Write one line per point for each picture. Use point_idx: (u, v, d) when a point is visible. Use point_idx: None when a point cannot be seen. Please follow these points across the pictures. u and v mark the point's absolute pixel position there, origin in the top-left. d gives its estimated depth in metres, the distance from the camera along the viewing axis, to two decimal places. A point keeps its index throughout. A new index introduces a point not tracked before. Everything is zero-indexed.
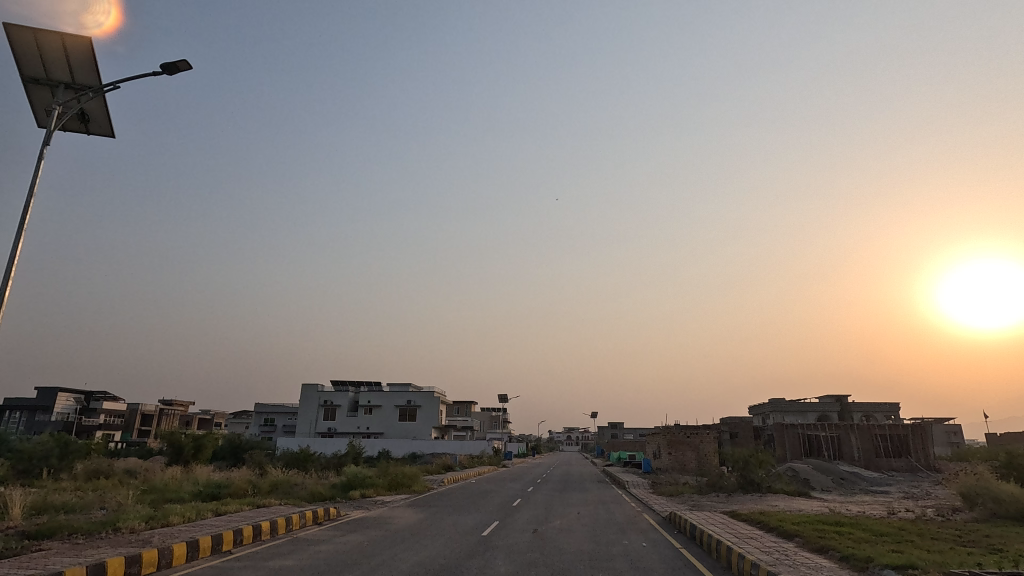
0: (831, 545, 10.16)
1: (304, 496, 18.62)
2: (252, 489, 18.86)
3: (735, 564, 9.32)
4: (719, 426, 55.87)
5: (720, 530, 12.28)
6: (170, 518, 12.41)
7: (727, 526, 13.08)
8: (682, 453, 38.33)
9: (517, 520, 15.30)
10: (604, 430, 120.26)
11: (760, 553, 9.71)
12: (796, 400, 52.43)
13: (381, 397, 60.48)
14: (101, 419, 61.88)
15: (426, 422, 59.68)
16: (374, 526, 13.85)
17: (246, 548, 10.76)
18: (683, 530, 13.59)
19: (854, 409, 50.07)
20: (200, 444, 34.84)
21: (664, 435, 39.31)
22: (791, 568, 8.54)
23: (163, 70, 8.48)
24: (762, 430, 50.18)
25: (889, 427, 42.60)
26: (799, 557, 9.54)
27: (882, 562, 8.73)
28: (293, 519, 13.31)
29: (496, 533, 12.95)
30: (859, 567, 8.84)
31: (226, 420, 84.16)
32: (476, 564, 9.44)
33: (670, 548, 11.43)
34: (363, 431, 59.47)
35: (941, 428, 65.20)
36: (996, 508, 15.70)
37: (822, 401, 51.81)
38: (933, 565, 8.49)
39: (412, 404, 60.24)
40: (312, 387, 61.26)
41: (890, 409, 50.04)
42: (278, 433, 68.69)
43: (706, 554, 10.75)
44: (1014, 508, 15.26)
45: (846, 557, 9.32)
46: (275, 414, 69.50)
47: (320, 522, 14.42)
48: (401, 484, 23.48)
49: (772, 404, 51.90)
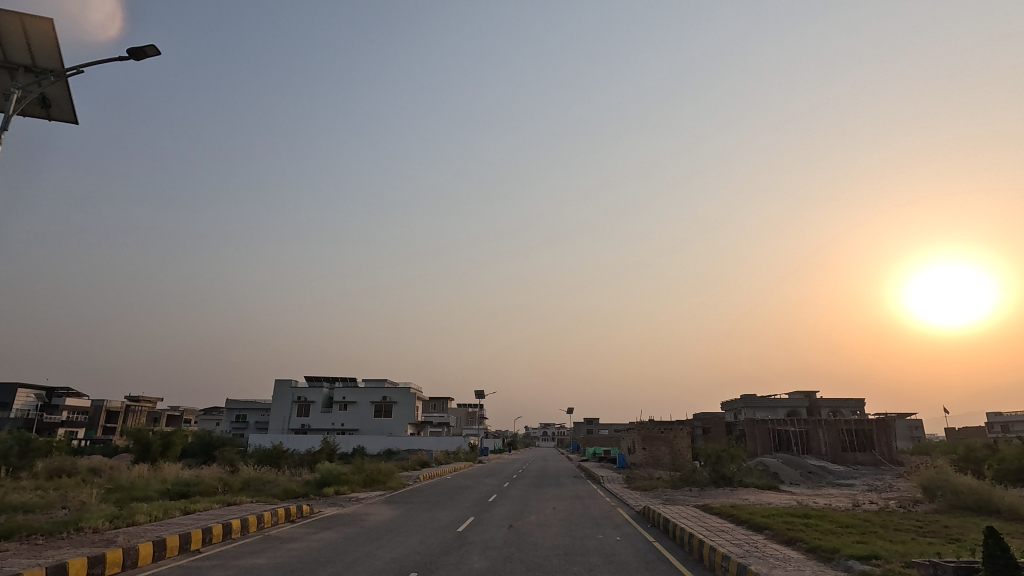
0: (799, 538, 10.40)
1: (277, 494, 18.31)
2: (223, 487, 18.46)
3: (706, 557, 9.47)
4: (692, 422, 56.84)
5: (693, 524, 12.48)
6: (135, 518, 12.03)
7: (699, 519, 13.30)
8: (656, 449, 38.75)
9: (493, 517, 15.26)
10: (579, 425, 121.24)
11: (731, 546, 9.88)
12: (767, 397, 53.64)
13: (357, 393, 59.89)
14: (64, 415, 59.96)
15: (402, 418, 59.31)
16: (349, 524, 13.69)
17: (215, 547, 10.52)
18: (656, 525, 13.74)
19: (822, 405, 51.40)
20: (169, 442, 34.04)
21: (640, 431, 39.79)
22: (761, 561, 8.71)
23: (130, 55, 8.19)
24: (734, 426, 51.13)
25: (855, 422, 43.90)
26: (768, 550, 9.72)
27: (848, 553, 8.97)
28: (264, 517, 13.08)
29: (470, 529, 12.88)
30: (826, 558, 9.08)
31: (196, 417, 82.28)
32: (451, 561, 9.39)
33: (644, 541, 11.55)
34: (337, 428, 58.73)
35: (904, 424, 67.53)
36: (955, 499, 16.29)
37: (792, 396, 53.07)
38: (896, 556, 8.76)
39: (388, 400, 59.76)
40: (286, 383, 60.39)
41: (856, 405, 51.52)
42: (250, 430, 67.43)
43: (679, 547, 10.92)
44: (972, 500, 15.86)
45: (813, 548, 9.55)
46: (247, 410, 68.18)
47: (293, 520, 14.22)
48: (376, 481, 23.30)
49: (744, 399, 52.99)
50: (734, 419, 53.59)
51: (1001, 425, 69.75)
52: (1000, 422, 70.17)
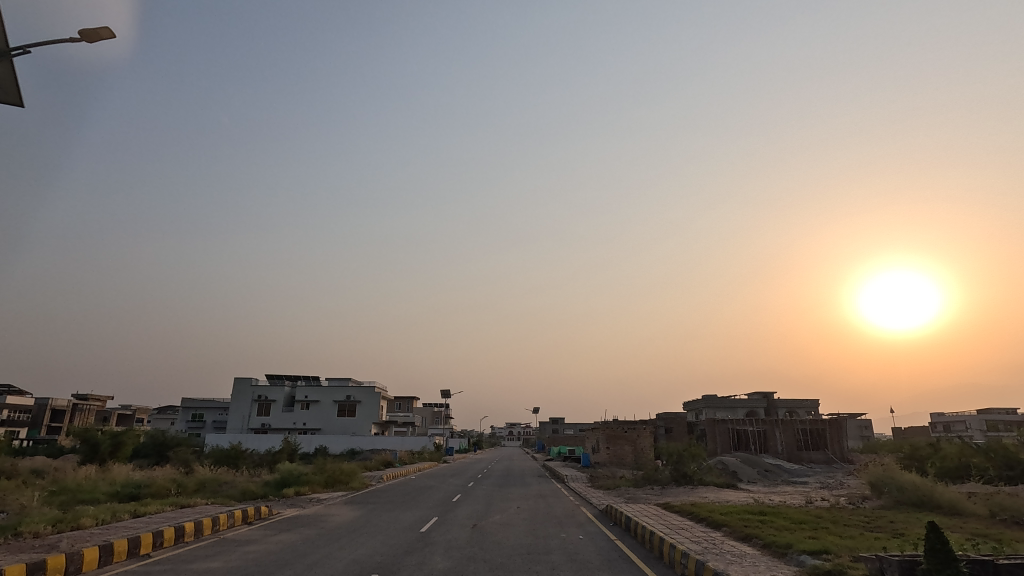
0: (755, 534, 10.72)
1: (233, 495, 17.78)
2: (176, 488, 17.82)
3: (667, 554, 9.62)
4: (655, 421, 57.82)
5: (654, 521, 12.70)
6: (80, 521, 11.50)
7: (659, 517, 13.55)
8: (619, 448, 39.26)
9: (457, 516, 15.17)
10: (545, 425, 121.81)
11: (691, 543, 10.08)
12: (727, 397, 55.04)
13: (320, 392, 58.74)
14: (4, 415, 56.88)
15: (366, 418, 58.46)
16: (309, 525, 13.42)
17: (166, 551, 10.14)
18: (618, 523, 13.91)
19: (779, 406, 53.09)
20: (119, 442, 32.67)
21: (604, 430, 40.26)
22: (719, 557, 8.92)
23: (82, 37, 7.80)
24: (695, 426, 52.27)
25: (809, 422, 45.50)
26: (725, 546, 9.98)
27: (800, 548, 9.29)
28: (220, 519, 12.66)
29: (433, 529, 12.78)
30: (780, 553, 9.38)
31: (149, 416, 79.21)
32: (414, 561, 9.30)
33: (606, 539, 11.69)
34: (299, 428, 57.44)
35: (855, 424, 70.40)
36: (900, 495, 17.05)
37: (751, 397, 54.63)
38: (844, 550, 9.13)
39: (352, 399, 58.81)
40: (245, 381, 58.74)
41: (810, 406, 53.40)
42: (207, 429, 65.32)
43: (640, 545, 11.08)
44: (916, 495, 16.64)
45: (767, 544, 9.85)
46: (204, 409, 66.01)
47: (250, 521, 13.82)
48: (338, 481, 22.91)
49: (705, 399, 54.31)
50: (695, 419, 54.80)
51: (943, 425, 73.37)
52: (942, 422, 73.86)
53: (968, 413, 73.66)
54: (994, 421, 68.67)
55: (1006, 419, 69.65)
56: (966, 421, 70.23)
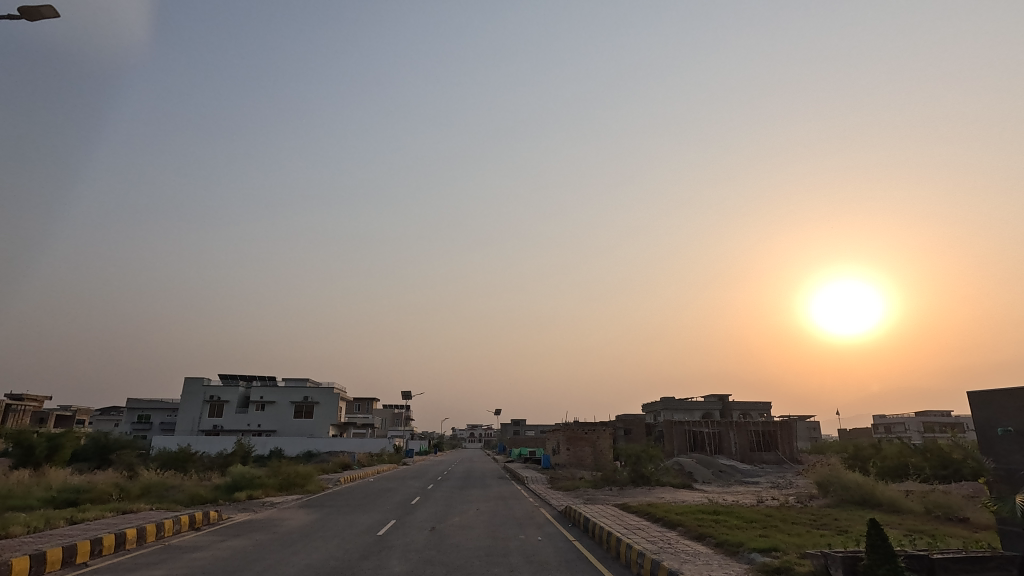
0: (708, 533, 10.98)
1: (181, 500, 17.05)
2: (118, 493, 16.96)
3: (623, 554, 9.76)
4: (615, 423, 58.62)
5: (612, 522, 12.85)
6: (10, 529, 10.78)
7: (617, 518, 13.74)
8: (580, 450, 39.63)
9: (415, 519, 15.01)
10: (506, 427, 121.87)
11: (646, 542, 10.26)
12: (685, 400, 56.38)
13: (276, 393, 57.13)
14: None
15: (324, 419, 57.20)
16: (261, 530, 13.01)
17: (105, 559, 9.62)
18: (577, 524, 14.03)
19: (733, 408, 54.71)
20: (57, 444, 30.94)
21: (564, 432, 40.57)
22: (674, 556, 9.08)
23: (21, 15, 7.36)
24: (653, 427, 53.35)
25: (761, 423, 47.06)
26: (679, 545, 10.18)
27: (751, 546, 9.56)
28: (164, 525, 12.10)
29: (391, 532, 12.59)
30: (732, 551, 9.63)
31: (91, 418, 75.32)
32: (369, 565, 9.15)
33: (565, 541, 11.74)
34: (253, 429, 55.67)
35: (804, 425, 73.30)
36: (845, 493, 17.82)
37: (707, 399, 56.13)
38: (791, 547, 9.45)
39: (309, 400, 57.43)
40: (197, 381, 56.55)
41: (763, 408, 55.26)
42: (154, 431, 62.58)
43: (598, 545, 11.21)
44: (859, 493, 17.43)
45: (721, 543, 10.10)
46: (151, 410, 63.25)
47: (198, 527, 13.28)
48: (292, 484, 22.27)
49: (664, 402, 55.52)
50: (654, 420, 55.89)
51: (885, 426, 77.17)
52: (883, 423, 77.72)
53: (907, 415, 77.80)
54: (930, 422, 72.73)
55: (941, 420, 73.74)
56: (905, 423, 74.06)
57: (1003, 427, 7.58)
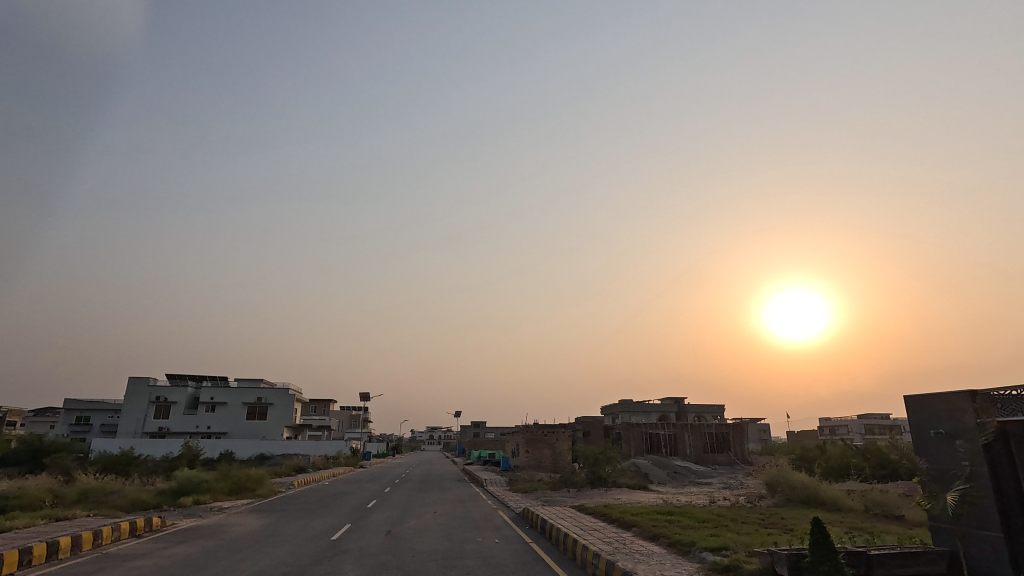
0: (662, 533, 11.20)
1: (122, 506, 16.24)
2: (52, 499, 16.00)
3: (579, 555, 9.86)
4: (574, 425, 59.20)
5: (569, 524, 12.94)
6: None
7: (574, 519, 13.85)
8: (539, 451, 39.81)
9: (371, 522, 14.77)
10: (466, 429, 121.30)
11: (602, 543, 10.40)
12: (642, 402, 57.47)
13: (227, 394, 55.18)
14: None
15: (277, 421, 55.59)
16: (208, 536, 12.53)
17: (35, 570, 9.03)
18: (534, 526, 14.09)
19: (688, 410, 56.11)
20: None
21: (524, 434, 40.68)
22: (627, 556, 9.23)
23: None
24: (611, 429, 54.11)
25: (715, 425, 48.43)
26: (634, 546, 10.35)
27: (702, 545, 9.82)
28: (102, 532, 11.48)
29: (346, 537, 12.34)
30: (684, 550, 9.86)
31: (23, 420, 70.88)
32: (322, 570, 8.94)
33: (521, 543, 11.76)
34: (202, 432, 53.59)
35: (755, 428, 75.88)
36: (791, 493, 18.53)
37: (664, 402, 57.38)
38: (740, 546, 9.75)
39: (263, 401, 55.74)
40: (142, 381, 54.01)
41: (716, 410, 56.89)
42: (94, 434, 59.41)
43: (554, 547, 11.27)
44: (804, 492, 18.16)
45: (673, 543, 10.33)
46: (91, 412, 60.04)
47: (139, 534, 12.65)
48: (242, 488, 21.53)
49: (622, 404, 56.47)
50: (612, 423, 56.73)
51: (829, 429, 80.69)
52: (829, 426, 81.24)
53: (850, 418, 81.66)
54: (871, 425, 76.46)
55: (881, 423, 77.62)
56: (848, 425, 77.59)
57: (935, 430, 8.03)
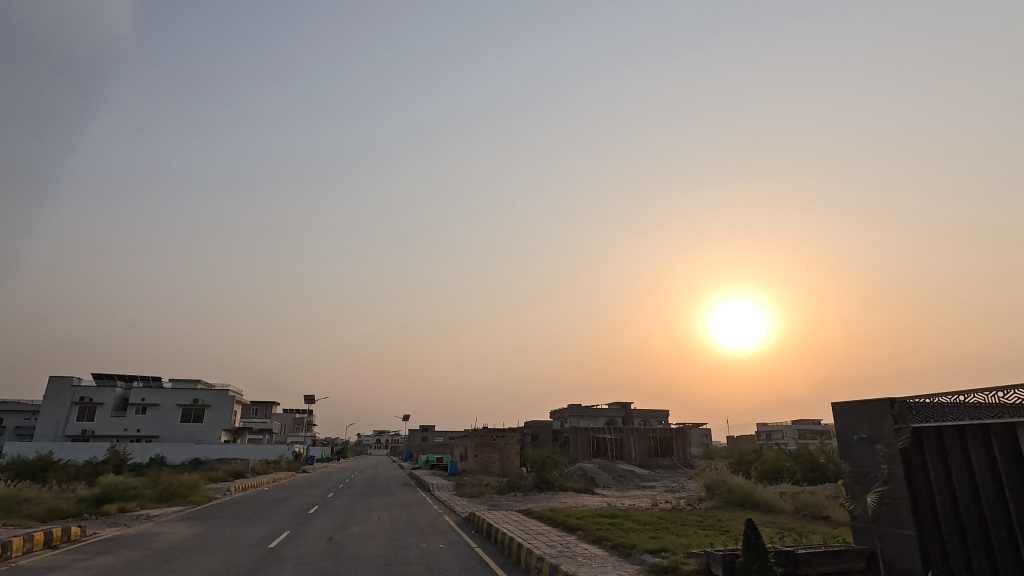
0: (605, 536, 11.40)
1: (36, 515, 15.09)
2: None
3: (523, 559, 9.92)
4: (523, 429, 59.40)
5: (514, 528, 12.96)
6: None
7: (519, 523, 13.88)
8: (487, 456, 39.75)
9: (312, 529, 14.34)
10: (415, 433, 119.67)
11: (546, 547, 10.49)
12: (590, 407, 58.39)
13: (160, 395, 52.31)
14: None
15: (215, 424, 53.15)
16: (134, 546, 11.82)
17: None
18: (479, 530, 14.07)
19: (634, 415, 57.44)
20: None
21: (472, 438, 40.51)
22: (571, 560, 9.34)
23: None
24: (559, 434, 54.67)
25: (659, 430, 49.77)
26: (578, 549, 10.49)
27: (643, 548, 10.05)
28: (12, 544, 10.60)
29: (284, 545, 11.91)
30: (625, 553, 10.07)
31: None
32: None
33: (466, 548, 11.69)
34: (131, 435, 50.54)
35: (697, 432, 78.50)
36: (728, 495, 19.27)
37: (611, 407, 58.54)
38: (679, 548, 10.04)
39: (199, 403, 53.22)
40: (65, 381, 50.45)
41: (661, 416, 58.47)
42: (7, 437, 54.97)
43: (499, 551, 11.27)
44: (740, 494, 18.93)
45: (615, 545, 10.53)
46: (4, 414, 55.52)
47: (54, 545, 11.76)
48: (173, 495, 20.40)
49: (571, 408, 57.20)
50: (560, 427, 57.34)
51: (766, 433, 84.44)
52: (765, 431, 85.08)
53: (785, 424, 85.70)
54: (804, 430, 80.54)
55: (812, 428, 81.90)
56: (783, 430, 81.47)
57: (859, 435, 8.56)
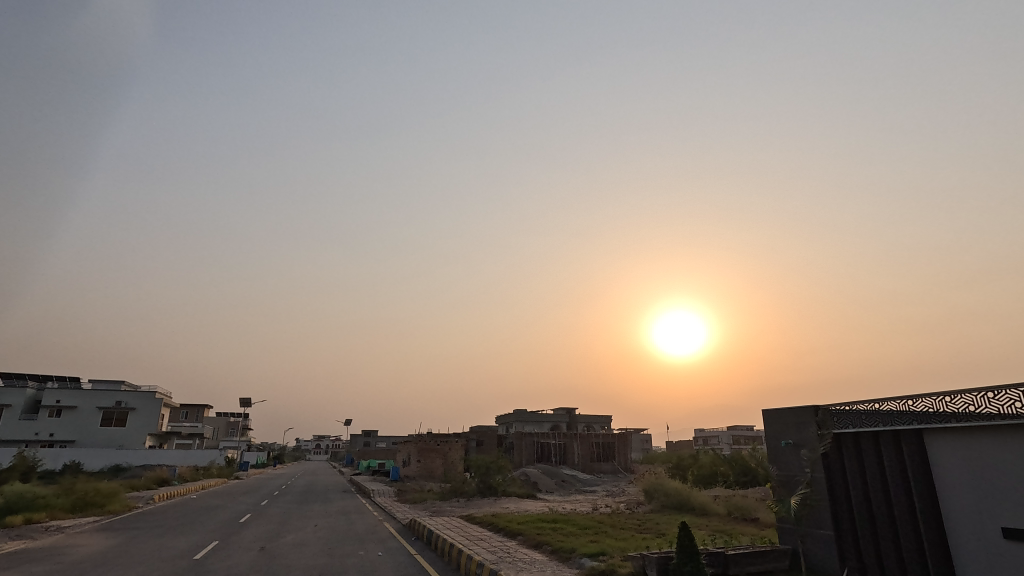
0: (545, 540, 11.48)
1: None
2: None
3: (462, 565, 9.88)
4: (468, 433, 59.10)
5: (454, 534, 12.86)
6: None
7: (460, 529, 13.77)
8: (430, 461, 39.29)
9: (243, 538, 13.73)
10: (356, 437, 116.66)
11: (486, 553, 10.47)
12: (536, 412, 58.82)
13: (78, 396, 48.70)
14: None
15: (139, 428, 50.00)
16: (42, 560, 10.94)
17: None
18: (420, 537, 13.87)
19: (578, 420, 58.33)
20: None
21: (416, 443, 39.95)
22: (510, 565, 9.35)
23: None
24: (504, 438, 54.75)
25: (602, 435, 50.70)
26: (517, 554, 10.52)
27: (582, 551, 10.20)
28: None
29: (211, 556, 11.34)
30: (564, 557, 10.18)
31: None
32: None
33: (406, 555, 11.51)
34: (42, 440, 46.74)
35: (639, 437, 80.48)
36: (666, 499, 19.87)
37: (556, 412, 59.20)
38: (616, 551, 10.25)
39: (122, 406, 49.92)
40: None
41: (604, 421, 59.58)
42: None
43: (438, 558, 11.15)
44: (677, 497, 19.55)
45: (555, 550, 10.63)
46: None
47: None
48: (88, 505, 19.00)
49: (516, 413, 57.48)
50: (505, 432, 57.46)
51: (703, 438, 87.63)
52: (702, 436, 88.09)
53: (722, 429, 89.34)
54: (738, 435, 84.13)
55: (746, 434, 85.63)
56: (719, 436, 84.79)
57: (786, 440, 9.03)
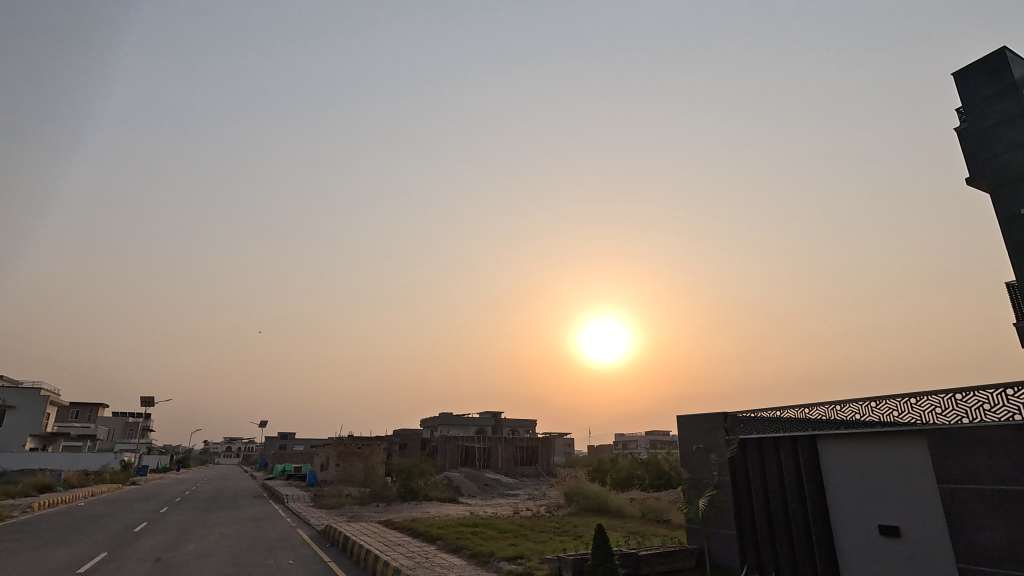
0: (464, 545, 11.40)
1: None
2: None
3: (378, 571, 9.60)
4: (391, 437, 57.83)
5: (371, 540, 12.48)
6: None
7: (378, 535, 13.39)
8: (350, 465, 38.05)
9: (136, 549, 12.66)
10: (272, 440, 110.98)
11: (403, 558, 10.24)
12: (461, 415, 58.53)
13: None
14: None
15: (19, 429, 44.95)
16: None
17: None
18: (335, 543, 13.33)
19: (504, 424, 58.60)
20: None
21: (335, 447, 38.58)
22: (428, 570, 9.20)
23: None
24: (428, 442, 54.02)
25: (526, 439, 51.23)
26: (435, 559, 10.37)
27: (500, 555, 10.21)
28: None
29: (98, 569, 10.37)
30: (482, 561, 10.15)
31: None
32: None
33: (319, 562, 11.04)
34: None
35: (562, 441, 82.01)
36: (584, 502, 20.33)
37: (482, 416, 59.19)
38: (534, 554, 10.35)
39: None
40: None
41: (529, 425, 60.22)
42: None
43: (354, 564, 10.76)
44: (595, 501, 20.06)
45: (474, 554, 10.58)
46: None
47: None
48: None
49: (442, 417, 56.96)
50: (429, 436, 56.73)
51: (622, 443, 90.66)
52: (622, 441, 90.97)
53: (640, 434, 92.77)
54: (655, 440, 87.64)
55: (662, 439, 89.40)
56: (637, 440, 88.00)
57: (697, 444, 9.51)
